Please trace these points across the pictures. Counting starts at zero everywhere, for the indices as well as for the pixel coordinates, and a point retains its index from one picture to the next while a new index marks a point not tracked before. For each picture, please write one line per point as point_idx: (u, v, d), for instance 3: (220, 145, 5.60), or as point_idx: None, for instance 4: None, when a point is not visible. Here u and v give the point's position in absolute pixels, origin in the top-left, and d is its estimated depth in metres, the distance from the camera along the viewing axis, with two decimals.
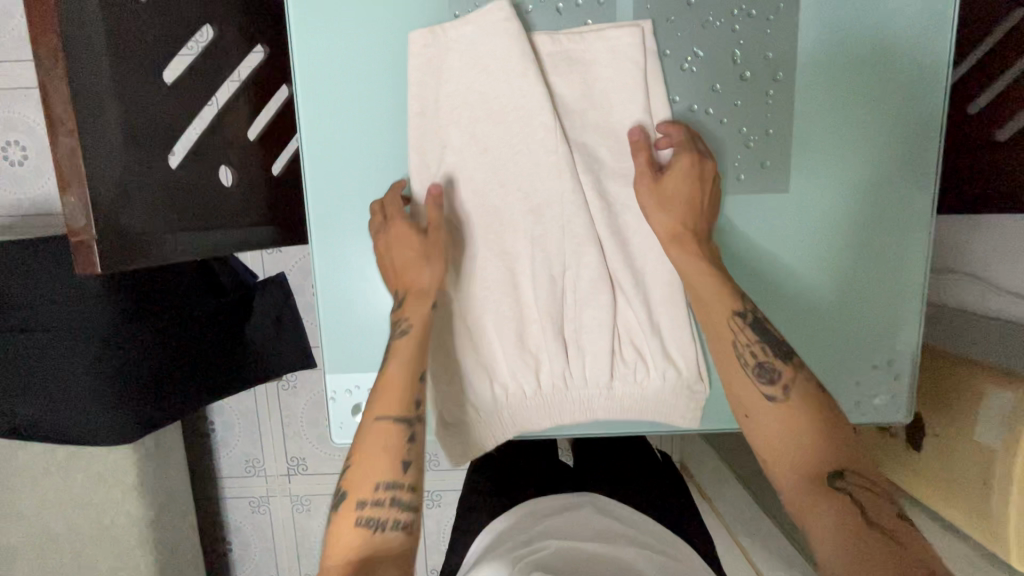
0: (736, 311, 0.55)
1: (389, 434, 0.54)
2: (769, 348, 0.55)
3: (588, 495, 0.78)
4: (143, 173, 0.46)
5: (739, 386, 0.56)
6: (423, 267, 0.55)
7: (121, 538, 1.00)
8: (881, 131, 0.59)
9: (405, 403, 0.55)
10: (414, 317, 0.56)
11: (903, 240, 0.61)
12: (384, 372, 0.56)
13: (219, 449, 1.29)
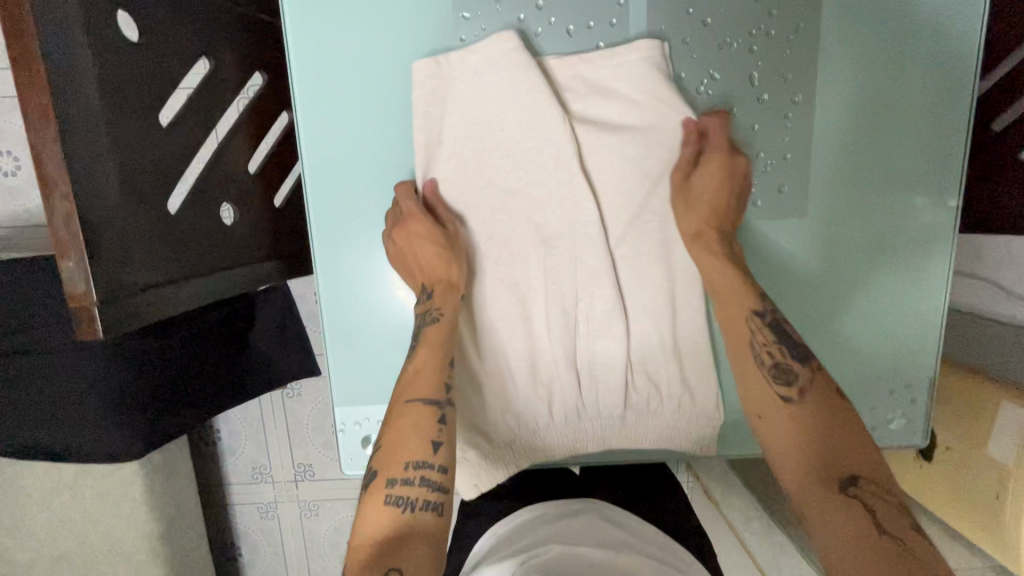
0: (755, 312, 0.55)
1: (419, 412, 0.52)
2: (787, 351, 0.54)
3: (592, 502, 0.71)
4: (139, 224, 0.45)
5: (753, 385, 0.54)
6: (449, 264, 0.56)
7: (132, 552, 1.00)
8: (895, 152, 0.58)
9: (436, 384, 0.53)
10: (446, 307, 0.56)
11: (918, 263, 0.60)
12: (417, 358, 0.54)
13: (226, 456, 1.29)
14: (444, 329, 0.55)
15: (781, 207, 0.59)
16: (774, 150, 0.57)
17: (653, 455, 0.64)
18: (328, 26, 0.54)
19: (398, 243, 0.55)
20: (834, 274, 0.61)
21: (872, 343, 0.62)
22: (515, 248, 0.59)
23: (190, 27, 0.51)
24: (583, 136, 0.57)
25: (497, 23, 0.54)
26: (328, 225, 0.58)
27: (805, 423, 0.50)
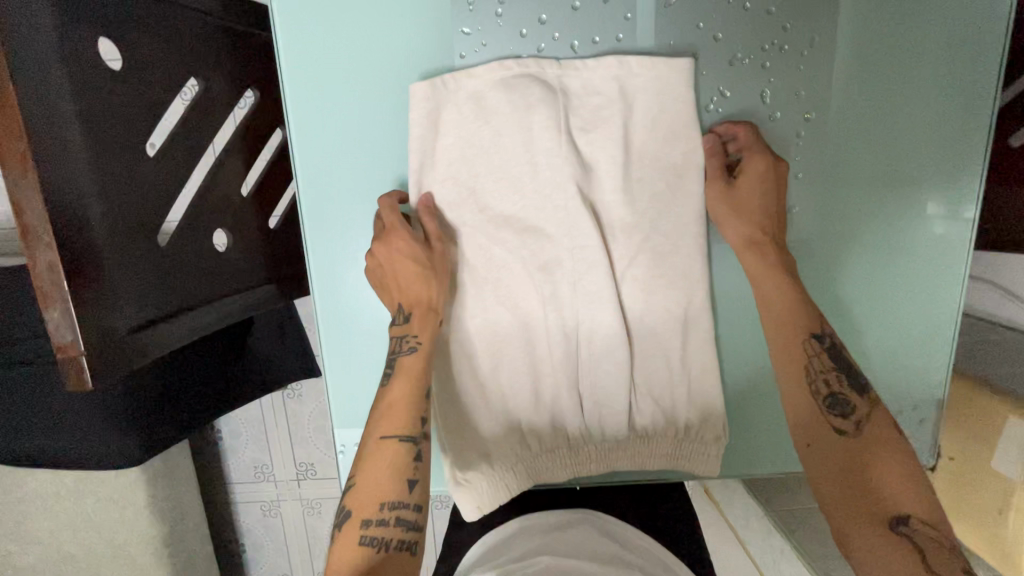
0: (815, 334, 0.55)
1: (394, 449, 0.51)
2: (846, 380, 0.55)
3: (587, 512, 0.70)
4: (128, 262, 0.46)
5: (805, 410, 0.55)
6: (427, 283, 0.54)
7: (135, 556, 1.01)
8: (908, 170, 0.58)
9: (410, 421, 0.52)
10: (423, 334, 0.54)
11: (935, 277, 0.60)
12: (391, 391, 0.53)
13: (227, 455, 1.29)
14: (421, 358, 0.54)
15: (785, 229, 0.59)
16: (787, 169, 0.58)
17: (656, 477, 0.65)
18: (324, 45, 0.52)
19: (377, 257, 0.54)
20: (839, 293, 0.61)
21: (879, 359, 0.62)
22: (517, 269, 0.58)
23: (175, 56, 0.51)
24: (588, 155, 0.56)
25: (498, 39, 0.53)
26: (323, 251, 0.57)
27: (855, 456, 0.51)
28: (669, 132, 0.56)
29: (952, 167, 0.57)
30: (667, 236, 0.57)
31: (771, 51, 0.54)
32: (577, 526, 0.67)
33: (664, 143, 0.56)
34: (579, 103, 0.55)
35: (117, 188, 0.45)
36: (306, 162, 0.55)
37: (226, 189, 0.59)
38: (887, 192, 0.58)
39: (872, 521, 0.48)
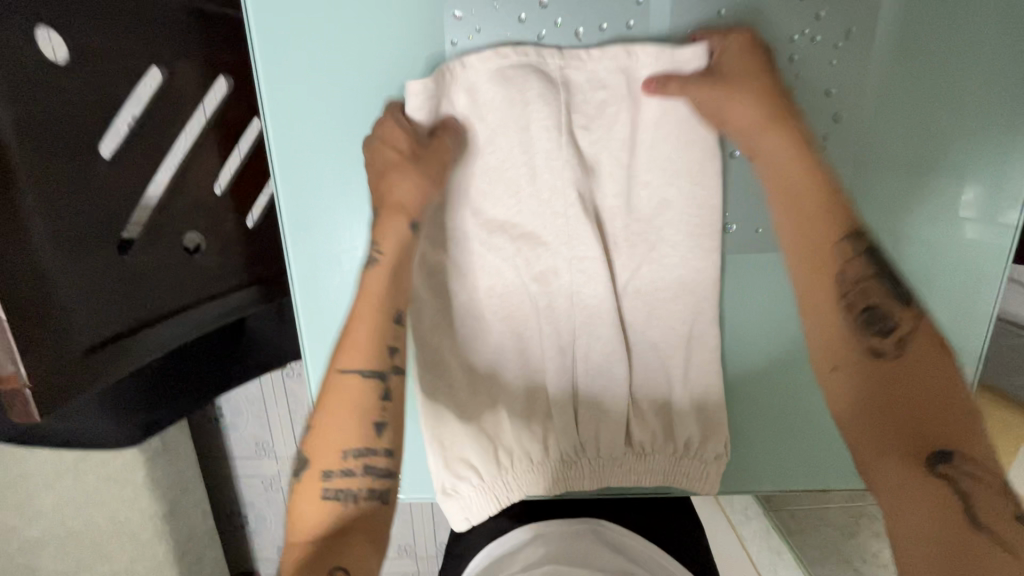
0: (846, 240, 0.52)
1: (357, 387, 0.52)
2: (886, 293, 0.52)
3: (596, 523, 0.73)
4: (77, 276, 0.46)
5: (837, 330, 0.54)
6: (407, 183, 0.50)
7: (138, 532, 1.03)
8: (950, 181, 0.53)
9: (371, 354, 0.52)
10: (388, 241, 0.51)
11: (972, 295, 0.56)
12: (351, 323, 0.52)
13: (228, 432, 1.30)
14: (384, 275, 0.52)
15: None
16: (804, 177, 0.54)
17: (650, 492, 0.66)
18: (306, 38, 0.49)
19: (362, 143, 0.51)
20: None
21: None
22: (510, 272, 0.57)
23: (131, 46, 0.48)
24: (585, 159, 0.54)
25: (493, 24, 0.49)
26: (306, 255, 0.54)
27: (890, 380, 0.50)
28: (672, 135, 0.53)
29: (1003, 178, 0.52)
30: (668, 244, 0.56)
31: (784, 55, 0.51)
32: (582, 537, 0.72)
33: (666, 149, 0.53)
34: (583, 104, 0.52)
35: (63, 201, 0.44)
36: (285, 166, 0.52)
37: (193, 196, 0.56)
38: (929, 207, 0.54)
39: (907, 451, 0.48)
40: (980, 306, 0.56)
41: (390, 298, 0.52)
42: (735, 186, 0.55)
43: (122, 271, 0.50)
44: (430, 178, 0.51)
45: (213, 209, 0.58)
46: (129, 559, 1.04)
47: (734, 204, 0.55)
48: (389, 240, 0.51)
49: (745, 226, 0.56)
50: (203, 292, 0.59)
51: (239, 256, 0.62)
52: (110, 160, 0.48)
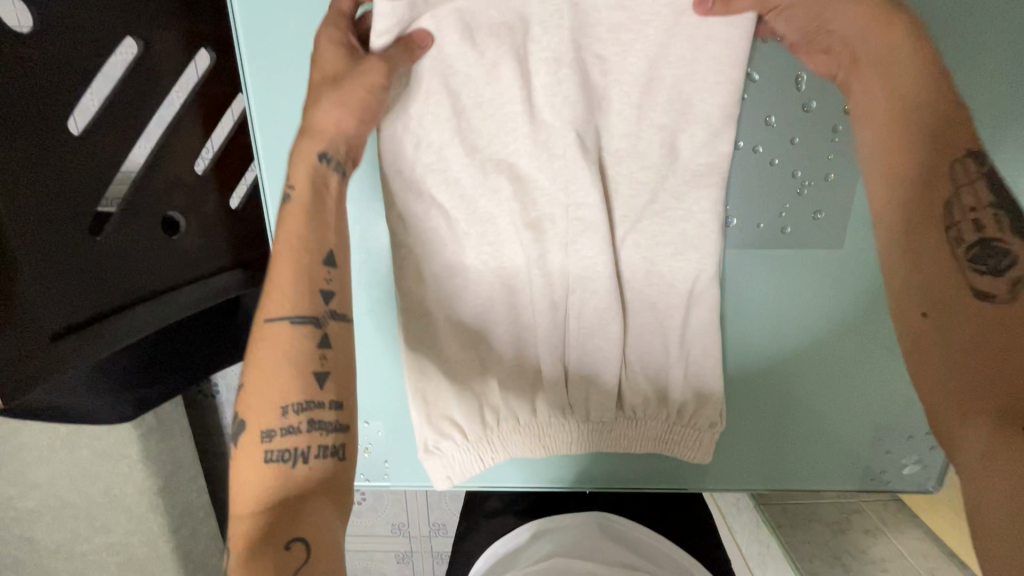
0: (970, 152, 0.44)
1: (285, 335, 0.45)
2: (1005, 222, 0.42)
3: (601, 516, 0.74)
4: (44, 262, 0.44)
5: (932, 260, 0.44)
6: (335, 112, 0.46)
7: (132, 505, 1.04)
8: None
9: (297, 298, 0.45)
10: (299, 176, 0.47)
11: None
12: (273, 266, 0.46)
13: (225, 410, 1.31)
14: (300, 210, 0.47)
15: (788, 246, 0.56)
16: (815, 170, 0.54)
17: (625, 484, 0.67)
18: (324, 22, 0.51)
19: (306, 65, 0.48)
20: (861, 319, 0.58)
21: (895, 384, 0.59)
22: (505, 252, 0.57)
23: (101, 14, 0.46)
24: (588, 147, 0.53)
25: None
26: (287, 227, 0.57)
27: (996, 327, 0.39)
28: (672, 125, 0.52)
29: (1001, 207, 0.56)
30: (664, 230, 0.55)
31: None
32: (585, 527, 0.73)
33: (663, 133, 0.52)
34: (586, 88, 0.51)
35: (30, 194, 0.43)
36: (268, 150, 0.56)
37: (175, 169, 0.55)
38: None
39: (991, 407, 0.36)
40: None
41: (309, 234, 0.46)
42: (739, 176, 0.54)
43: (95, 255, 0.49)
44: (351, 107, 0.46)
45: (192, 186, 0.58)
46: (124, 531, 1.06)
47: (734, 196, 0.55)
48: (300, 174, 0.47)
49: (746, 220, 0.56)
50: (188, 270, 0.58)
51: (224, 232, 0.62)
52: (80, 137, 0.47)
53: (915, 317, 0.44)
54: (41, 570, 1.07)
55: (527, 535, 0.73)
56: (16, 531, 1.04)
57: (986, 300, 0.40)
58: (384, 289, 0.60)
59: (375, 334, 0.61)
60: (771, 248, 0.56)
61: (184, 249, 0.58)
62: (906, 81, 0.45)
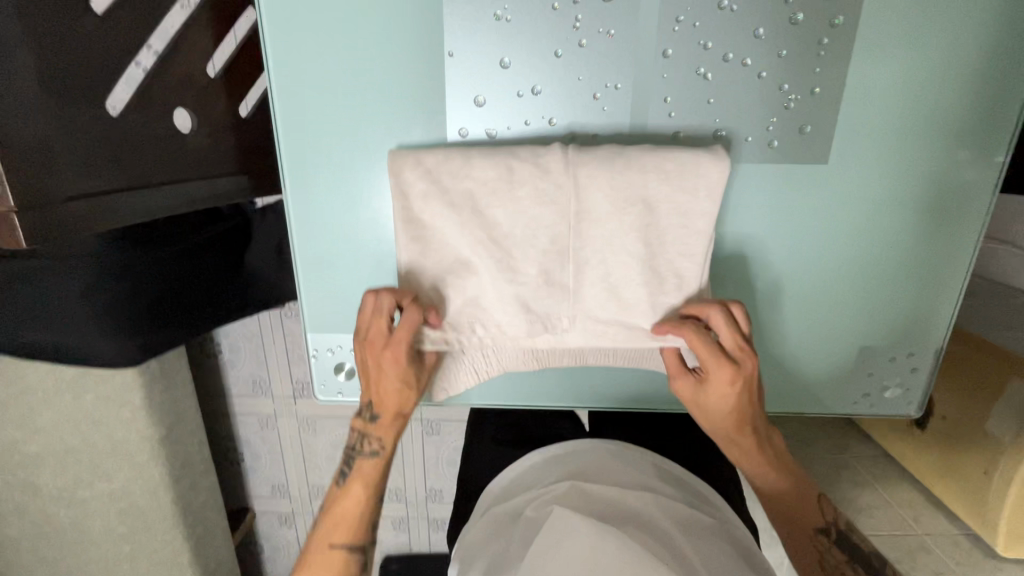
0: (819, 527, 0.60)
1: (342, 561, 0.59)
2: (860, 568, 0.57)
3: (599, 441, 0.81)
4: (68, 127, 0.47)
5: (792, 545, 0.61)
6: (405, 396, 0.58)
7: (134, 452, 1.06)
8: (952, 112, 0.50)
9: (356, 531, 0.60)
10: (385, 437, 0.60)
11: (944, 251, 0.54)
12: (349, 491, 0.61)
13: (226, 368, 1.33)
14: (377, 461, 0.61)
15: (776, 163, 0.52)
16: (803, 83, 0.49)
17: (627, 404, 0.65)
18: None
19: (369, 363, 0.57)
20: (808, 244, 0.55)
21: (845, 317, 0.57)
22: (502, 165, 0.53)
23: None
24: None
25: None
26: (290, 152, 0.53)
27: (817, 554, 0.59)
28: None
29: (971, 150, 0.51)
30: None
31: None
32: (590, 452, 0.79)
33: None
34: None
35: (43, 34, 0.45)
36: (283, 84, 0.51)
37: (186, 62, 0.59)
38: (912, 145, 0.51)
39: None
40: (953, 269, 0.55)
41: (366, 494, 0.61)
42: (728, 98, 0.49)
43: (116, 133, 0.52)
44: (410, 381, 0.58)
45: (200, 82, 0.61)
46: (125, 479, 1.08)
47: (731, 115, 0.50)
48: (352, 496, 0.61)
49: (737, 134, 0.51)
50: (192, 170, 0.60)
51: (230, 142, 0.65)
52: (104, 15, 0.50)
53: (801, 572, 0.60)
54: (42, 516, 1.09)
55: (540, 461, 0.80)
56: (19, 477, 1.06)
57: (824, 537, 0.60)
58: (370, 203, 0.55)
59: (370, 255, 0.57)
60: (762, 163, 0.52)
61: (190, 145, 0.60)
62: (722, 416, 0.58)
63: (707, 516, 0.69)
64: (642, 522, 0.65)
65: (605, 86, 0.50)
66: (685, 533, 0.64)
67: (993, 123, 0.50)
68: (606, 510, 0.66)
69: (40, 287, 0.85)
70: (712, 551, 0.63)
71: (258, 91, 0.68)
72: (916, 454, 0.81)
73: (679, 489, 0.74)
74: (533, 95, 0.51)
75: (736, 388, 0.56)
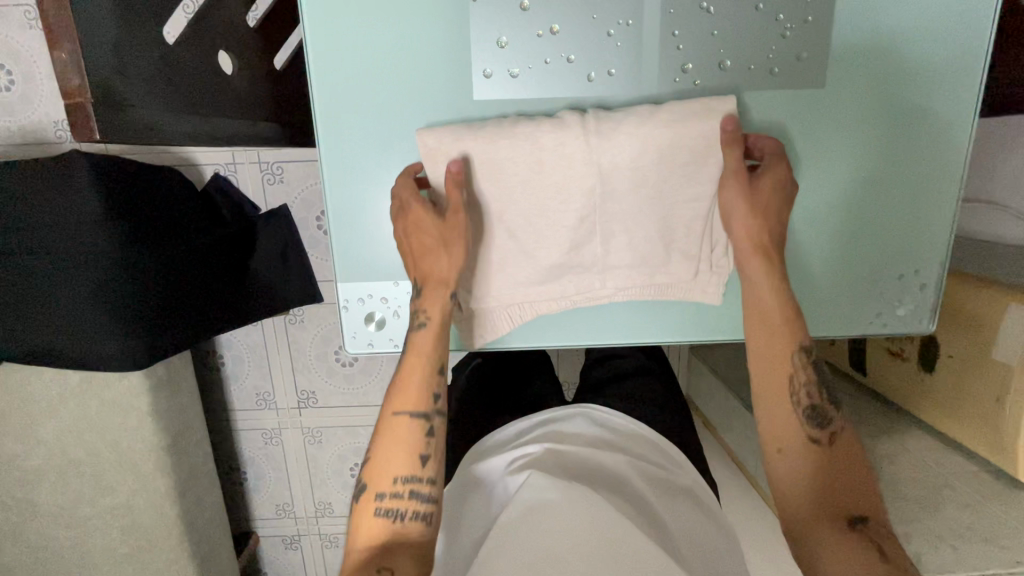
0: (804, 346, 0.56)
1: (407, 426, 0.56)
2: (823, 394, 0.56)
3: (581, 406, 0.76)
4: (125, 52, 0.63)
5: (772, 373, 0.57)
6: (438, 255, 0.56)
7: (139, 463, 1.01)
8: (932, 33, 0.54)
9: (420, 397, 0.57)
10: (433, 308, 0.57)
11: (937, 166, 0.58)
12: (405, 367, 0.58)
13: (228, 382, 1.28)
14: (429, 334, 0.58)
15: (778, 89, 0.55)
16: (796, 13, 0.52)
17: (651, 341, 0.65)
18: None
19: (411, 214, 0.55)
20: (809, 175, 0.58)
21: (847, 244, 0.61)
22: (523, 107, 0.55)
23: None
24: None
25: None
26: (324, 108, 0.55)
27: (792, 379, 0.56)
28: None
29: (950, 76, 0.55)
30: None
31: None
32: (571, 419, 0.74)
33: None
34: None
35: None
36: (320, 36, 0.53)
37: (228, 13, 0.67)
38: (897, 61, 0.55)
39: (832, 514, 0.51)
40: (946, 183, 0.58)
41: (426, 362, 0.58)
42: (735, 29, 0.53)
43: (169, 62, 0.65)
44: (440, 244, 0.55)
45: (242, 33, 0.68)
46: (130, 492, 1.03)
47: (735, 47, 0.53)
48: (412, 361, 0.58)
49: (739, 63, 0.54)
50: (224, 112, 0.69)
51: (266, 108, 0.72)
52: None
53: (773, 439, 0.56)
54: (41, 539, 1.05)
55: (522, 426, 0.73)
56: (17, 496, 1.02)
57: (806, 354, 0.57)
58: (399, 151, 0.57)
59: None
60: (766, 91, 0.55)
61: (233, 89, 0.69)
62: (750, 232, 0.55)
63: (680, 471, 0.69)
64: (621, 487, 0.64)
65: (617, 23, 0.52)
66: (660, 495, 0.64)
67: (969, 47, 0.54)
68: (585, 474, 0.65)
69: (47, 284, 0.82)
70: (683, 515, 0.64)
71: (292, 46, 0.73)
72: (928, 398, 0.82)
73: (648, 449, 0.71)
74: (552, 35, 0.53)
75: (778, 196, 0.55)
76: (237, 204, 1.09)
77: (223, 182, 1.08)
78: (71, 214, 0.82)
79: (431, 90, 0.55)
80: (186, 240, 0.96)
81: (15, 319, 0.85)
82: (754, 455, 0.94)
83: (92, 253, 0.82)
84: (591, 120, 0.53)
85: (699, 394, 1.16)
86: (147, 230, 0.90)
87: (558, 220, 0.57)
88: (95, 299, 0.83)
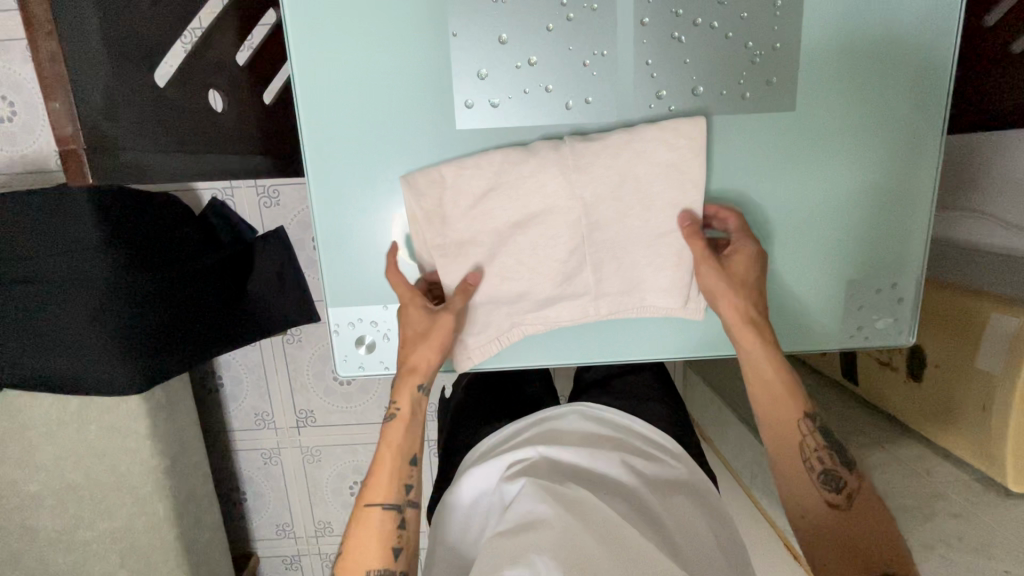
0: (804, 416, 0.62)
1: (381, 517, 0.59)
2: (835, 456, 0.60)
3: (574, 404, 0.77)
4: (123, 84, 0.67)
5: (783, 449, 0.62)
6: (420, 347, 0.60)
7: (138, 486, 1.02)
8: (897, 56, 0.56)
9: (391, 490, 0.60)
10: (405, 402, 0.62)
11: (909, 181, 0.59)
12: (378, 458, 0.62)
13: (228, 403, 1.29)
14: (401, 426, 0.62)
15: (750, 112, 0.57)
16: (765, 41, 0.54)
17: (636, 357, 0.66)
18: None
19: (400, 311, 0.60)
20: (785, 193, 0.60)
21: (828, 258, 0.62)
22: (503, 134, 0.57)
23: None
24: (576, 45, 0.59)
25: None
26: (315, 143, 0.57)
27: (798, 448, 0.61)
28: None
29: (917, 96, 0.57)
30: None
31: None
32: (565, 417, 0.75)
33: None
34: None
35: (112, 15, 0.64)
36: (308, 71, 0.55)
37: (218, 51, 0.71)
38: (865, 83, 0.56)
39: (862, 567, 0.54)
40: (919, 199, 0.60)
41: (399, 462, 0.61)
42: (708, 57, 0.55)
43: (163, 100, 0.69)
44: (429, 333, 0.59)
45: (230, 69, 0.71)
46: (129, 515, 1.03)
47: (706, 74, 0.55)
48: (385, 456, 0.62)
49: (712, 89, 0.56)
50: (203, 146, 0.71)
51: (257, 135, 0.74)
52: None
53: (797, 516, 0.60)
54: (41, 564, 1.05)
55: (514, 429, 0.75)
56: (17, 521, 1.03)
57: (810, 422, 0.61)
58: (385, 179, 0.59)
59: (388, 232, 0.60)
60: (739, 113, 0.57)
61: (223, 124, 0.72)
62: (737, 309, 0.60)
63: (678, 466, 0.70)
64: (615, 487, 0.65)
65: (593, 53, 0.54)
66: (657, 493, 0.65)
67: (935, 66, 0.56)
68: (578, 476, 0.65)
69: (47, 313, 0.84)
70: (683, 509, 0.65)
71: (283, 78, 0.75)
72: (917, 407, 0.82)
73: (645, 444, 0.72)
74: (530, 66, 0.55)
75: (756, 269, 0.59)
76: (235, 227, 1.11)
77: (220, 207, 1.09)
78: (68, 240, 0.84)
79: (415, 122, 0.57)
80: (183, 262, 0.97)
81: (10, 343, 0.86)
82: (747, 468, 0.95)
83: (90, 278, 0.84)
84: (568, 146, 0.55)
85: (695, 405, 1.16)
86: (143, 255, 0.91)
87: (540, 241, 0.59)
88: (94, 325, 0.84)
